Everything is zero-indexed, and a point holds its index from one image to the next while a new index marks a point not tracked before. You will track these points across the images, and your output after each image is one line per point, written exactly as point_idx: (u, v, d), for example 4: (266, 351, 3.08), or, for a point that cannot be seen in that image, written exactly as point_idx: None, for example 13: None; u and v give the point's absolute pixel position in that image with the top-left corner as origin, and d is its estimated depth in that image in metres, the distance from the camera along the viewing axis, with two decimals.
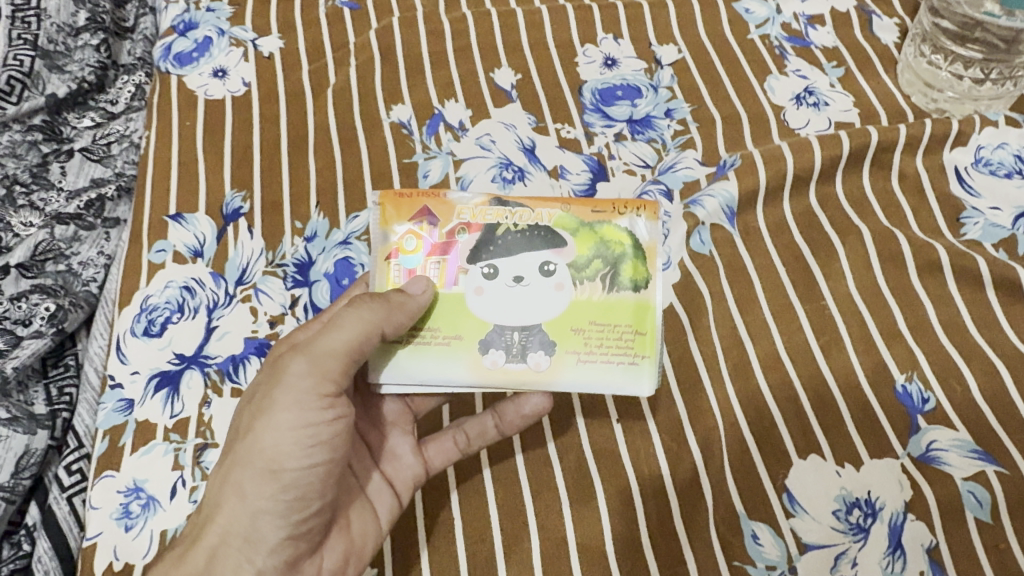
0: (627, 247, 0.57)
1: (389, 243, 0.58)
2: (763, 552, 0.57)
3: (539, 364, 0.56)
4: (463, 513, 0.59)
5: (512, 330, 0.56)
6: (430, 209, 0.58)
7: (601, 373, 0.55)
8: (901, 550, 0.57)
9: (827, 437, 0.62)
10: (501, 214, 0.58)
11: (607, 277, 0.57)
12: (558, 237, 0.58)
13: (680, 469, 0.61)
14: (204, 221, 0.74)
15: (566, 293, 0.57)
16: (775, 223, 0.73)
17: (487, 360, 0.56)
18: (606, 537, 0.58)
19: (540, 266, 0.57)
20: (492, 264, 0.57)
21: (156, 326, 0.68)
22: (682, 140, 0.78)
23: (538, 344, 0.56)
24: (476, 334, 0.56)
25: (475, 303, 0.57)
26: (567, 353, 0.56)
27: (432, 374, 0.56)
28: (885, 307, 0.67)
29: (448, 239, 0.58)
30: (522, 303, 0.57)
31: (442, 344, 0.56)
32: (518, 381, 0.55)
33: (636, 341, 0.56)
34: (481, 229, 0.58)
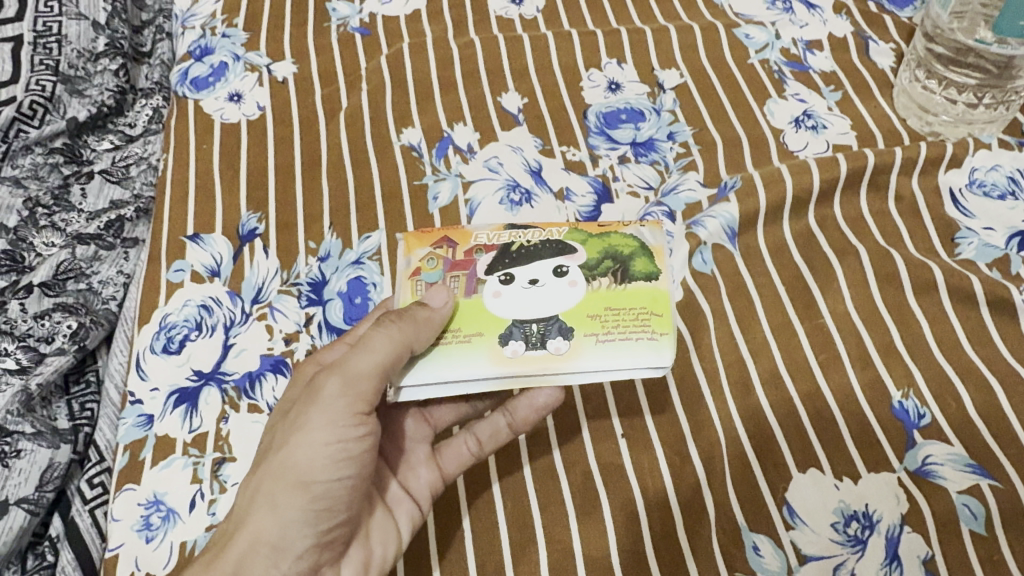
0: (635, 248, 0.61)
1: (412, 265, 0.62)
2: (764, 563, 0.59)
3: (560, 349, 0.56)
4: (474, 526, 0.61)
5: (530, 321, 0.57)
6: (450, 238, 0.63)
7: (623, 350, 0.56)
8: (897, 561, 0.58)
9: (825, 452, 0.63)
10: (515, 235, 0.62)
11: (619, 272, 0.59)
12: (569, 247, 0.61)
13: (683, 482, 0.63)
14: (220, 242, 0.76)
15: (581, 288, 0.59)
16: (775, 243, 0.75)
17: (508, 350, 0.56)
18: (612, 549, 0.60)
19: (554, 268, 0.60)
20: (509, 272, 0.60)
21: (174, 343, 0.70)
22: (684, 162, 0.80)
23: (557, 331, 0.57)
24: (496, 330, 0.57)
25: (494, 304, 0.59)
26: (587, 336, 0.56)
27: (452, 365, 0.56)
28: (882, 325, 0.69)
29: (467, 258, 0.61)
30: (539, 300, 0.58)
31: (462, 342, 0.57)
32: (540, 366, 0.55)
33: (653, 320, 0.57)
34: (496, 249, 0.62)
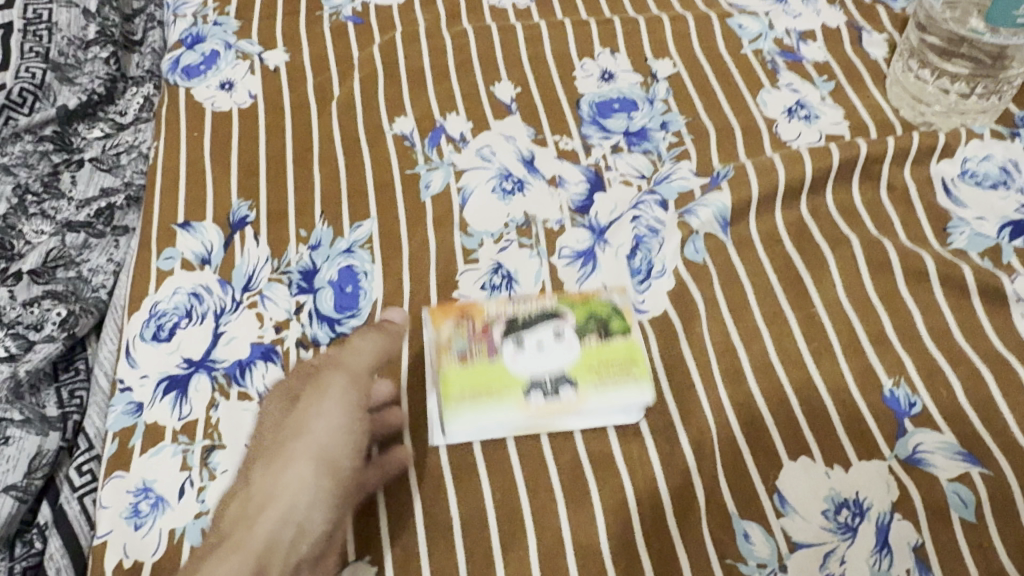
0: (610, 310, 0.68)
1: (438, 336, 0.66)
2: (754, 550, 0.59)
3: (570, 397, 0.63)
4: (462, 514, 0.61)
5: (543, 374, 0.63)
6: (464, 313, 0.67)
7: (618, 394, 0.63)
8: (888, 548, 0.58)
9: (815, 441, 0.64)
10: (517, 307, 0.68)
11: (602, 332, 0.66)
12: (561, 313, 0.68)
13: (673, 470, 0.63)
14: (211, 230, 0.76)
15: (575, 347, 0.65)
16: (767, 232, 0.74)
17: (530, 401, 0.63)
18: (602, 536, 0.60)
19: (552, 331, 0.66)
20: (519, 337, 0.66)
21: (164, 331, 0.70)
22: (676, 152, 0.80)
23: (565, 382, 0.63)
24: (515, 382, 0.63)
25: (510, 362, 0.64)
26: (589, 385, 0.63)
27: (481, 414, 0.62)
28: (873, 314, 0.70)
29: (480, 325, 0.66)
30: (547, 358, 0.64)
31: (488, 394, 0.63)
32: (553, 412, 0.62)
33: (636, 367, 0.64)
34: (504, 320, 0.67)
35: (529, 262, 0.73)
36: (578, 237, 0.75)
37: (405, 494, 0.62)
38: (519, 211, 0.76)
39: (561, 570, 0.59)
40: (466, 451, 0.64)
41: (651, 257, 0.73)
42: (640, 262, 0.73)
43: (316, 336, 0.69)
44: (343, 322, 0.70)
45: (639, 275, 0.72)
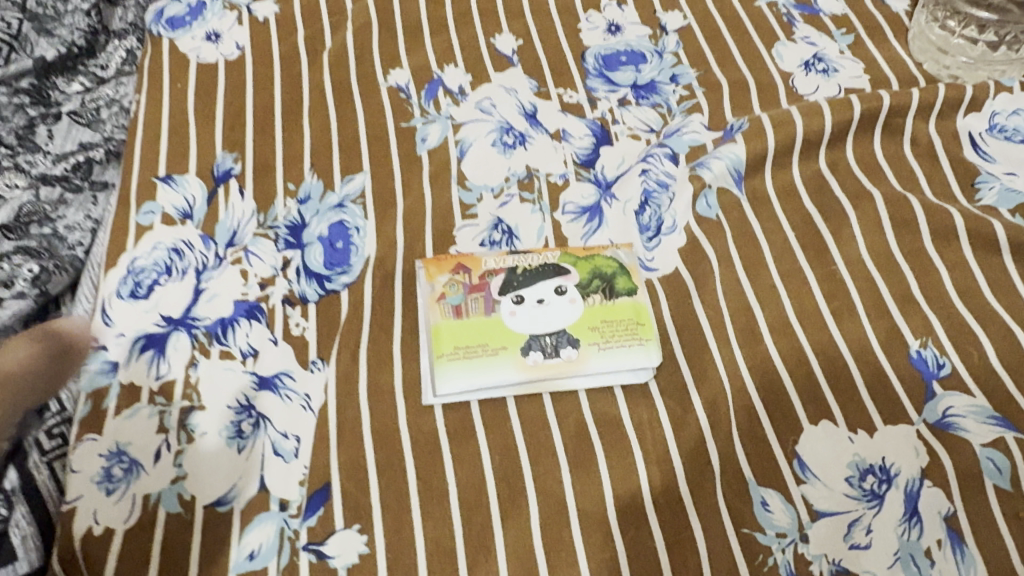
0: (616, 267, 0.64)
1: (435, 289, 0.63)
2: (773, 519, 0.55)
3: (570, 356, 0.60)
4: (458, 478, 0.57)
5: (544, 334, 0.61)
6: (463, 263, 0.64)
7: (620, 355, 0.60)
8: (917, 517, 0.54)
9: (838, 404, 0.59)
10: (518, 259, 0.64)
11: (606, 290, 0.63)
12: (564, 268, 0.64)
13: (685, 434, 0.58)
14: (194, 183, 0.72)
15: (579, 305, 0.62)
16: (784, 187, 0.70)
17: (530, 360, 0.60)
18: (609, 504, 0.56)
19: (554, 288, 0.63)
20: (519, 294, 0.62)
21: (142, 289, 0.66)
22: (688, 105, 0.76)
23: (566, 342, 0.61)
24: (515, 343, 0.60)
25: (512, 323, 0.61)
26: (591, 345, 0.61)
27: (479, 374, 0.59)
28: (897, 273, 0.65)
29: (480, 281, 0.63)
30: (548, 318, 0.61)
31: (487, 354, 0.60)
32: (554, 373, 0.60)
33: (640, 328, 0.61)
34: (504, 271, 0.64)
35: (532, 217, 0.69)
36: (583, 191, 0.70)
37: (397, 457, 0.57)
38: (521, 165, 0.72)
39: (564, 538, 0.54)
40: (463, 413, 0.59)
41: (661, 212, 0.69)
42: (649, 218, 0.68)
43: (304, 293, 0.65)
44: (332, 279, 0.66)
45: (649, 231, 0.68)
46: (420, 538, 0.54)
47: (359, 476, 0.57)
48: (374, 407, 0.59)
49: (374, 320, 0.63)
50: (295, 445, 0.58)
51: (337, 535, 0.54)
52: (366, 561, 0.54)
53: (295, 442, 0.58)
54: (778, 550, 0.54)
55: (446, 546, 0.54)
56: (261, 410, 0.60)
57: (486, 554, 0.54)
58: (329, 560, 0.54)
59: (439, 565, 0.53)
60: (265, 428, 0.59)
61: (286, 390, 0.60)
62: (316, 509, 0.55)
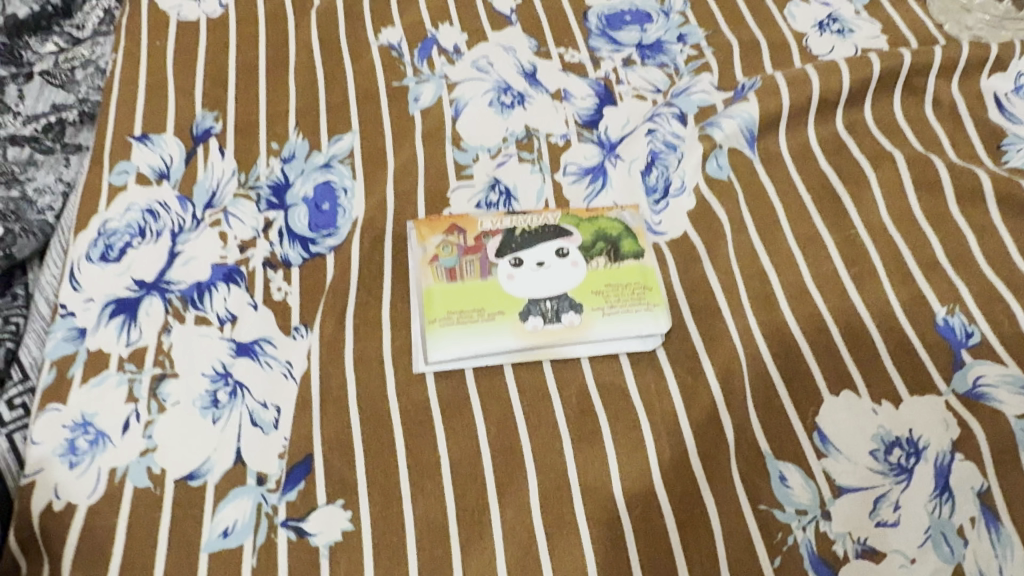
0: (621, 229, 0.60)
1: (427, 252, 0.59)
2: (792, 495, 0.51)
3: (573, 322, 0.56)
4: (451, 451, 0.52)
5: (544, 298, 0.56)
6: (457, 224, 0.60)
7: (626, 321, 0.56)
8: (948, 493, 0.50)
9: (860, 373, 0.55)
10: (516, 220, 0.60)
11: (611, 253, 0.59)
12: (565, 229, 0.60)
13: (696, 404, 0.54)
14: (171, 143, 0.67)
15: (582, 269, 0.58)
16: (799, 149, 0.66)
17: (529, 325, 0.55)
18: (614, 478, 0.51)
19: (555, 251, 0.59)
20: (518, 256, 0.58)
21: (114, 252, 0.61)
22: (696, 65, 0.72)
23: (568, 306, 0.56)
24: (513, 308, 0.56)
25: (509, 287, 0.57)
26: (595, 310, 0.56)
27: (474, 341, 0.55)
28: (921, 237, 0.61)
29: (476, 243, 0.59)
30: (548, 282, 0.57)
31: (483, 319, 0.55)
32: (556, 340, 0.55)
33: (647, 293, 0.57)
34: (502, 233, 0.59)
35: (531, 177, 0.65)
36: (586, 152, 0.66)
37: (385, 428, 0.53)
38: (519, 125, 0.68)
39: (566, 515, 0.50)
40: (457, 381, 0.55)
41: (669, 173, 0.64)
42: (656, 179, 0.64)
43: (287, 256, 0.61)
44: (317, 241, 0.61)
45: (656, 193, 0.64)
46: (409, 514, 0.50)
47: (343, 448, 0.52)
48: (361, 375, 0.55)
49: (361, 284, 0.59)
50: (275, 415, 0.54)
51: (318, 511, 0.50)
52: (350, 538, 0.49)
53: (274, 412, 0.54)
54: (798, 528, 0.50)
55: (438, 522, 0.50)
56: (238, 378, 0.55)
57: (481, 531, 0.49)
58: (309, 538, 0.49)
59: (430, 543, 0.49)
60: (242, 397, 0.54)
61: (265, 357, 0.56)
62: (296, 483, 0.51)
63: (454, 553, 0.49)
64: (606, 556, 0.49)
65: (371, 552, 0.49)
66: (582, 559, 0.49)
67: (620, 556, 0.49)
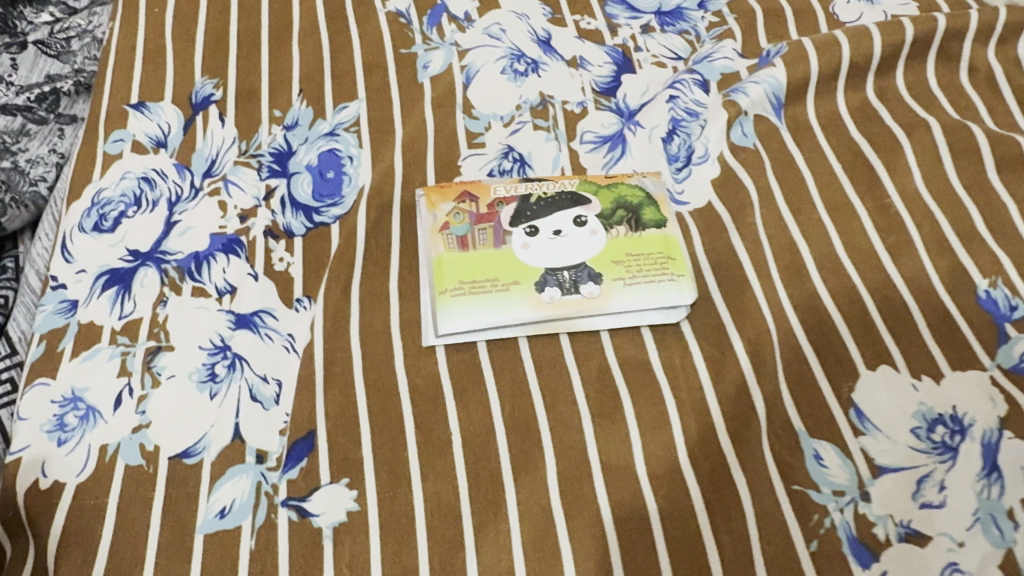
0: (642, 197, 0.57)
1: (438, 219, 0.56)
2: (828, 476, 0.47)
3: (592, 293, 0.53)
4: (462, 427, 0.49)
5: (561, 268, 0.53)
6: (469, 190, 0.57)
7: (649, 292, 0.53)
8: (997, 473, 0.46)
9: (899, 347, 0.51)
10: (531, 186, 0.57)
11: (631, 221, 0.56)
12: (583, 197, 0.57)
13: (724, 379, 0.51)
14: (169, 110, 0.64)
15: (601, 238, 0.55)
16: (827, 117, 0.63)
17: (545, 296, 0.53)
18: (637, 456, 0.48)
19: (573, 219, 0.56)
20: (533, 224, 0.55)
21: (108, 222, 0.58)
22: (718, 32, 0.69)
23: (587, 276, 0.53)
24: (528, 278, 0.53)
25: (524, 256, 0.54)
26: (615, 280, 0.53)
27: (488, 312, 0.52)
28: (960, 206, 0.58)
29: (489, 210, 0.56)
30: (566, 251, 0.54)
31: (498, 290, 0.53)
32: (574, 311, 0.52)
33: (670, 262, 0.54)
34: (516, 200, 0.56)
35: (546, 145, 0.61)
36: (603, 120, 0.63)
37: (392, 403, 0.50)
38: (533, 92, 0.64)
39: (586, 495, 0.47)
40: (469, 355, 0.52)
41: (691, 141, 0.61)
42: (678, 147, 0.61)
43: (290, 226, 0.58)
44: (321, 211, 0.58)
45: (678, 161, 0.61)
46: (418, 493, 0.47)
47: (347, 424, 0.49)
48: (367, 347, 0.52)
49: (368, 254, 0.56)
50: (276, 390, 0.51)
51: (322, 490, 0.47)
52: (355, 519, 0.46)
53: (275, 387, 0.51)
54: (835, 509, 0.46)
55: (449, 502, 0.46)
56: (237, 351, 0.52)
57: (495, 511, 0.46)
58: (312, 519, 0.46)
59: (441, 524, 0.46)
60: (241, 370, 0.51)
61: (266, 329, 0.53)
62: (298, 461, 0.48)
63: (466, 535, 0.46)
64: (630, 539, 0.46)
65: (377, 533, 0.45)
66: (604, 541, 0.45)
67: (645, 539, 0.46)
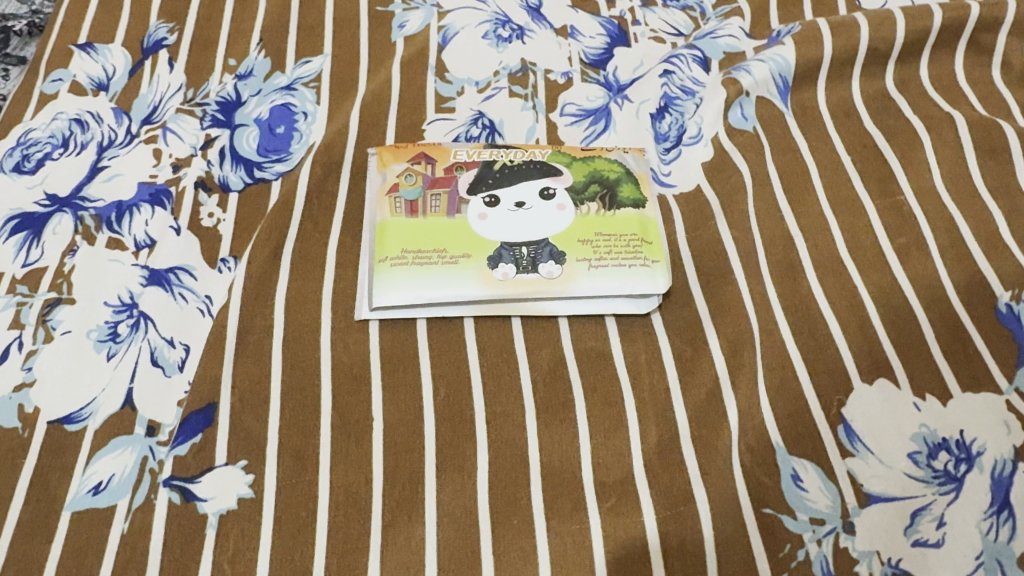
0: (621, 173, 0.50)
1: (387, 180, 0.50)
2: (807, 500, 0.40)
3: (552, 274, 0.46)
4: (386, 414, 0.42)
5: (519, 243, 0.47)
6: (427, 152, 0.51)
7: (616, 277, 0.46)
8: (1008, 511, 0.39)
9: (903, 361, 0.44)
10: (496, 153, 0.51)
11: (605, 198, 0.49)
12: (553, 168, 0.50)
13: (694, 382, 0.44)
14: (118, 54, 0.59)
15: (569, 213, 0.48)
16: (840, 105, 0.56)
17: (498, 273, 0.46)
18: (584, 462, 0.41)
19: (539, 191, 0.49)
20: (493, 194, 0.49)
21: (30, 162, 0.52)
22: (725, 10, 0.62)
23: (548, 254, 0.47)
24: (481, 252, 0.47)
25: (481, 228, 0.48)
26: (580, 261, 0.47)
27: (431, 287, 0.46)
28: (983, 209, 0.50)
29: (446, 175, 0.50)
30: (528, 226, 0.48)
31: (445, 263, 0.46)
32: (530, 293, 0.46)
33: (644, 247, 0.47)
34: (478, 166, 0.50)
35: (521, 114, 0.55)
36: (589, 93, 0.57)
37: (310, 380, 0.43)
38: (515, 59, 0.58)
39: (518, 502, 0.40)
40: (406, 333, 0.45)
41: (683, 119, 0.55)
42: (668, 126, 0.55)
43: (226, 180, 0.52)
44: (264, 166, 0.52)
45: (667, 141, 0.54)
46: (324, 484, 0.40)
47: (256, 399, 0.42)
48: (291, 316, 0.45)
49: (307, 214, 0.49)
50: (182, 356, 0.44)
51: (213, 471, 0.40)
52: (246, 507, 0.39)
53: (181, 353, 0.44)
54: (811, 541, 0.39)
55: (360, 497, 0.40)
56: (145, 309, 0.46)
57: (410, 512, 0.39)
58: (197, 504, 0.39)
59: (345, 522, 0.39)
60: (145, 331, 0.45)
61: (180, 289, 0.47)
62: (191, 435, 0.41)
63: (373, 536, 0.39)
64: (565, 556, 0.39)
65: (270, 527, 0.39)
66: (533, 556, 0.38)
67: (581, 557, 0.38)
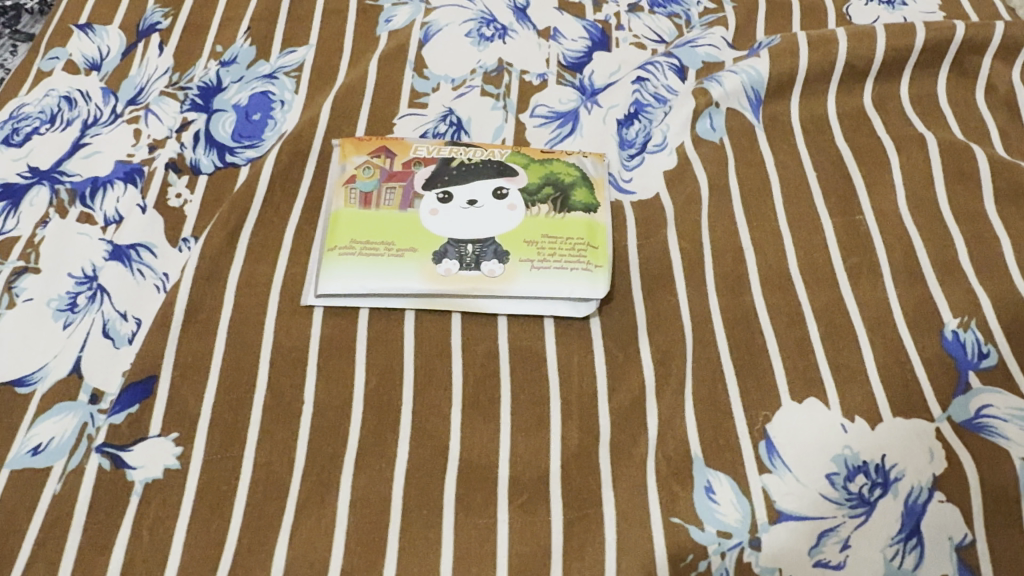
0: (577, 176, 0.51)
1: (346, 172, 0.51)
2: (718, 513, 0.40)
3: (494, 272, 0.47)
4: (316, 398, 0.44)
5: (465, 240, 0.48)
6: (388, 147, 0.52)
7: (556, 280, 0.47)
8: (916, 539, 0.39)
9: (835, 381, 0.44)
10: (456, 151, 0.52)
11: (558, 201, 0.50)
12: (510, 168, 0.51)
13: (621, 389, 0.44)
14: (114, 35, 0.61)
15: (518, 214, 0.49)
16: (812, 119, 0.56)
17: (441, 269, 0.47)
18: (501, 458, 0.42)
19: (492, 190, 0.50)
20: (447, 191, 0.50)
21: (18, 136, 0.55)
22: (711, 19, 0.62)
23: (492, 253, 0.48)
24: (427, 246, 0.48)
25: (430, 224, 0.49)
26: (522, 261, 0.47)
27: (375, 277, 0.47)
28: (944, 232, 0.49)
29: (404, 170, 0.51)
30: (476, 224, 0.49)
31: (391, 255, 0.47)
32: (470, 289, 0.46)
33: (589, 251, 0.48)
34: (436, 162, 0.51)
35: (490, 113, 0.56)
36: (561, 96, 0.57)
37: (248, 360, 0.45)
38: (492, 58, 0.59)
39: (431, 493, 0.41)
40: (346, 321, 0.46)
41: (651, 127, 0.56)
42: (635, 133, 0.55)
43: (197, 163, 0.54)
44: (235, 152, 0.54)
45: (631, 147, 0.55)
46: (248, 462, 0.42)
47: (194, 374, 0.44)
48: (239, 297, 0.47)
49: (268, 200, 0.51)
50: (133, 329, 0.46)
51: (146, 441, 0.42)
52: (171, 478, 0.41)
53: (133, 326, 0.46)
54: (716, 553, 0.39)
55: (279, 477, 0.41)
56: (104, 283, 0.48)
57: (324, 495, 0.41)
58: (127, 471, 0.41)
59: (262, 499, 0.40)
60: (100, 303, 0.47)
61: (140, 266, 0.49)
62: (129, 405, 0.43)
63: (286, 514, 0.40)
64: (468, 548, 0.39)
65: (190, 497, 0.40)
66: (437, 545, 0.39)
67: (484, 550, 0.39)
